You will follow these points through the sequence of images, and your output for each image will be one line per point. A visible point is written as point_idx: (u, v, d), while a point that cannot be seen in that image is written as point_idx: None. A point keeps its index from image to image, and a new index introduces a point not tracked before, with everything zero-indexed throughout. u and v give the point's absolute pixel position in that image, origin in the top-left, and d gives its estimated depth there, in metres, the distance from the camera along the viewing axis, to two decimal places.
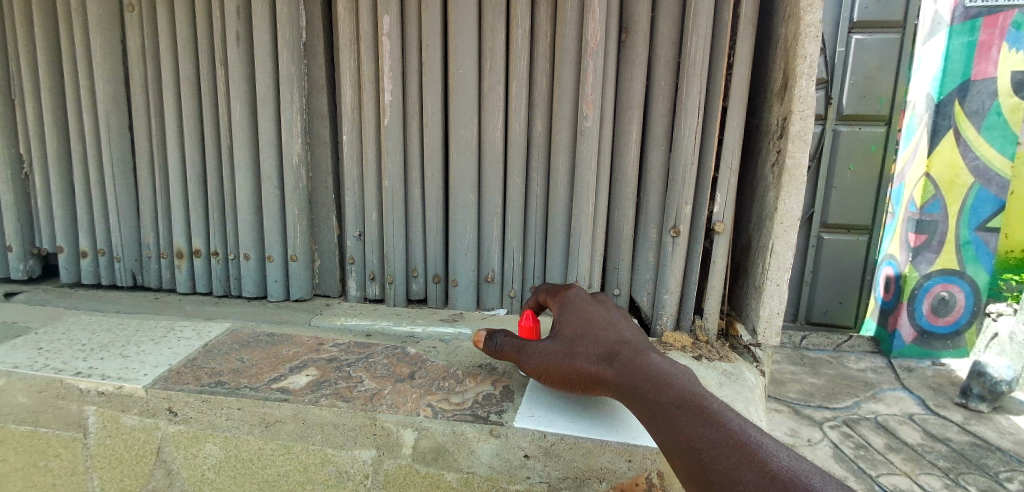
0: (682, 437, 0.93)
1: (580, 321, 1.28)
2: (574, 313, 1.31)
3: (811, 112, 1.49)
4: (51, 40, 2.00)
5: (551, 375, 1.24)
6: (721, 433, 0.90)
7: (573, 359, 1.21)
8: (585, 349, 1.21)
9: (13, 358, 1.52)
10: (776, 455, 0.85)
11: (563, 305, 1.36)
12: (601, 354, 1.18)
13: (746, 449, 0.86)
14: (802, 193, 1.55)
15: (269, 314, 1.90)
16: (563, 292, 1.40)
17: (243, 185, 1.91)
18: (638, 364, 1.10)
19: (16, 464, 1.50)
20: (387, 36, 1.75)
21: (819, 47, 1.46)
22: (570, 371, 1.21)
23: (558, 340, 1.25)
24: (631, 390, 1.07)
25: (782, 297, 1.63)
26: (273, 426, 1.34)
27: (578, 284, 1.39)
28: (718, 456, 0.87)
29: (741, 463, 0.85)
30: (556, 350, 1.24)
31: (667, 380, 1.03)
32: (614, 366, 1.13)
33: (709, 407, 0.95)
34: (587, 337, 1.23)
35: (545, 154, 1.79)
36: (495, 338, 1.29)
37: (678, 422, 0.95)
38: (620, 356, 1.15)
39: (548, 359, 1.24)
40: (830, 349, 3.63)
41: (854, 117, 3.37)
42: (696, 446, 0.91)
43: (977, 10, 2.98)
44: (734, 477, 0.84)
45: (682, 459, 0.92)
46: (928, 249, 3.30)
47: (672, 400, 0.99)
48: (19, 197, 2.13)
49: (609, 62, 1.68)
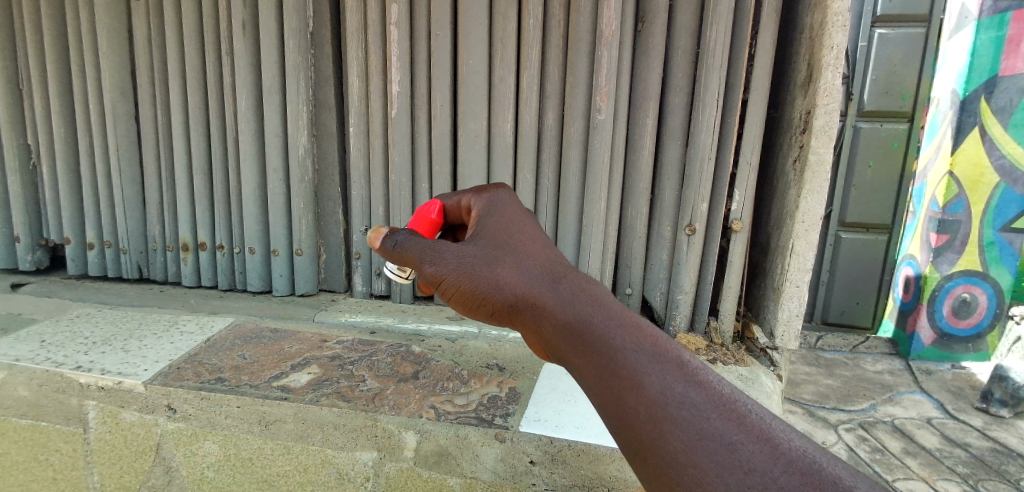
0: (653, 393, 0.72)
1: (509, 229, 1.01)
2: (504, 218, 1.04)
3: (837, 105, 1.42)
4: (58, 29, 1.98)
5: (460, 288, 0.94)
6: (706, 398, 0.72)
7: (496, 272, 0.94)
8: (516, 263, 0.95)
9: (16, 350, 1.51)
10: (779, 432, 0.68)
11: (486, 205, 1.07)
12: (539, 273, 0.93)
13: (742, 422, 0.69)
14: (825, 191, 1.48)
15: (274, 309, 1.87)
16: (487, 191, 1.11)
17: (249, 176, 1.88)
18: (596, 297, 0.88)
19: (17, 458, 1.49)
20: (396, 25, 1.70)
21: (848, 36, 1.39)
22: (489, 286, 0.93)
23: (481, 246, 0.98)
24: (586, 323, 0.83)
25: (802, 299, 1.57)
26: (273, 425, 1.30)
27: (511, 190, 1.11)
28: (703, 425, 0.68)
29: (735, 437, 0.67)
30: (477, 256, 0.96)
31: (637, 324, 0.82)
32: (559, 291, 0.89)
33: (691, 364, 0.77)
34: (520, 251, 0.97)
35: (556, 148, 1.73)
36: (396, 235, 1.01)
37: (648, 374, 0.74)
38: (567, 282, 0.91)
39: (464, 265, 0.95)
40: (847, 351, 3.49)
41: (875, 116, 3.22)
42: (672, 406, 0.71)
43: (1007, 3, 2.85)
44: (724, 454, 0.65)
45: (647, 420, 0.70)
46: (950, 250, 3.19)
47: (644, 348, 0.78)
48: (28, 188, 2.12)
49: (624, 52, 1.62)
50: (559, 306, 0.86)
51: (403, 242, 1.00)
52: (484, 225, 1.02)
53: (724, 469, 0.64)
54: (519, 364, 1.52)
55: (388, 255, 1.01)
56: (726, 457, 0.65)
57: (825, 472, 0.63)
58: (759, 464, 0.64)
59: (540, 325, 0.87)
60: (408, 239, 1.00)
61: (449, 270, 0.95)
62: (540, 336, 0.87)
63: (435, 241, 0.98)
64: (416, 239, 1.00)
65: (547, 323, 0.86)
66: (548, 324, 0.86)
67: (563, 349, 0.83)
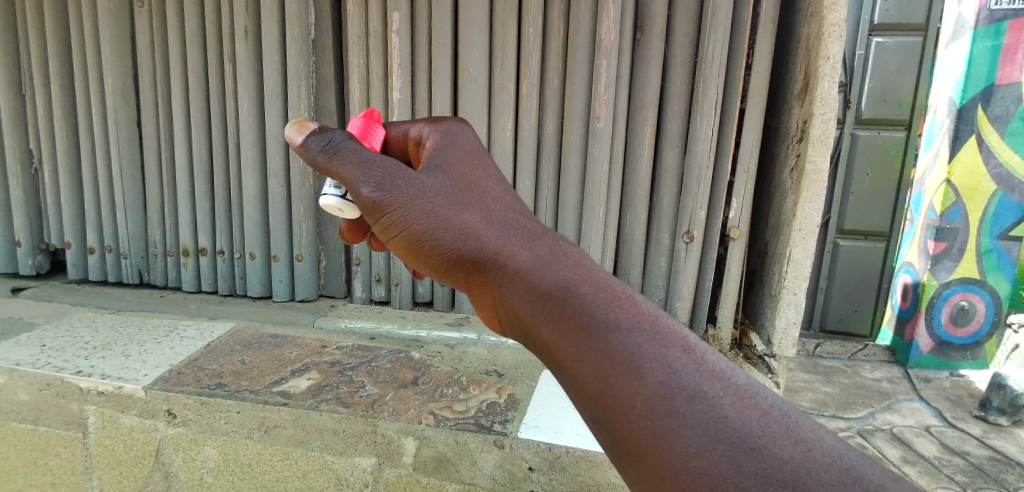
0: (653, 380, 0.60)
1: (471, 169, 0.89)
2: (462, 154, 0.91)
3: (833, 115, 1.43)
4: (61, 35, 1.99)
5: (418, 235, 0.82)
6: (716, 386, 0.60)
7: (459, 225, 0.81)
8: (482, 214, 0.83)
9: (16, 355, 1.51)
10: (804, 429, 0.56)
11: (443, 138, 0.94)
12: (509, 230, 0.80)
13: (762, 413, 0.57)
14: (821, 199, 1.50)
15: (275, 314, 1.87)
16: (443, 121, 0.98)
17: (250, 182, 1.90)
18: (576, 260, 0.75)
19: (16, 463, 1.49)
20: (397, 33, 1.72)
21: (843, 47, 1.41)
22: (456, 239, 0.81)
23: (441, 188, 0.85)
24: (573, 290, 0.70)
25: (799, 306, 1.58)
26: (273, 431, 1.31)
27: (469, 123, 0.98)
28: (716, 420, 0.56)
29: (755, 434, 0.55)
30: (437, 202, 0.83)
31: (626, 295, 0.70)
32: (533, 253, 0.76)
33: (694, 346, 0.64)
34: (487, 200, 0.85)
35: (555, 155, 1.75)
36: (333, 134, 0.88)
37: (645, 356, 0.62)
38: (541, 243, 0.78)
39: (423, 210, 0.82)
40: (844, 356, 3.47)
41: (873, 124, 3.24)
42: (678, 395, 0.59)
43: (1004, 12, 2.79)
44: (745, 455, 0.53)
45: (647, 414, 0.58)
46: (947, 257, 3.16)
47: (638, 324, 0.66)
48: (29, 192, 2.13)
49: (623, 62, 1.63)
50: (534, 269, 0.73)
51: (343, 166, 0.86)
52: (440, 160, 0.89)
53: (746, 476, 0.52)
54: (518, 370, 1.53)
55: (322, 168, 0.87)
56: (748, 458, 0.53)
57: (863, 478, 0.51)
58: (790, 468, 0.52)
59: (511, 292, 0.74)
60: (343, 149, 0.87)
61: (408, 212, 0.82)
62: (510, 304, 0.73)
63: (384, 170, 0.84)
64: (353, 148, 0.87)
65: (519, 289, 0.73)
66: (521, 291, 0.73)
67: (538, 321, 0.70)
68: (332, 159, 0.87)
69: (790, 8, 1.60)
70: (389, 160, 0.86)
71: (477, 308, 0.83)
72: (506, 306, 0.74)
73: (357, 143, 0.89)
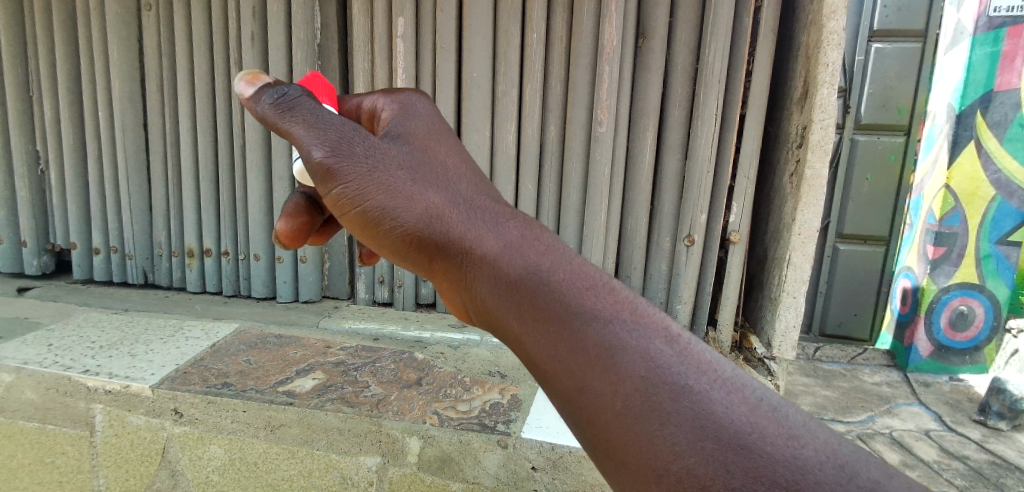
0: (635, 376, 0.53)
1: (432, 137, 0.78)
2: (424, 122, 0.81)
3: (832, 121, 1.45)
4: (69, 38, 2.01)
5: (370, 210, 0.72)
6: (705, 380, 0.52)
7: (419, 201, 0.72)
8: (443, 188, 0.73)
9: (23, 354, 1.52)
10: (795, 423, 0.50)
11: (399, 104, 0.83)
12: (474, 206, 0.71)
13: (752, 409, 0.50)
14: (821, 203, 1.51)
15: (279, 315, 1.89)
16: (400, 92, 0.85)
17: (255, 184, 1.91)
18: (546, 239, 0.66)
19: (22, 461, 1.51)
20: (402, 38, 1.74)
21: (842, 54, 1.43)
22: (412, 215, 0.71)
23: (398, 155, 0.75)
24: (542, 273, 0.61)
25: (798, 309, 1.60)
26: (278, 430, 1.32)
27: (429, 95, 0.86)
28: (703, 418, 0.50)
29: (745, 432, 0.49)
30: (394, 172, 0.73)
31: (603, 280, 0.61)
32: (498, 231, 0.67)
33: (679, 337, 0.57)
34: (449, 172, 0.75)
35: (558, 159, 1.77)
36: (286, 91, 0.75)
37: (625, 349, 0.55)
38: (508, 219, 0.69)
39: (375, 180, 0.72)
40: (845, 360, 3.26)
41: (874, 129, 3.14)
42: (663, 392, 0.52)
43: (1002, 19, 2.70)
44: (734, 456, 0.47)
45: (629, 413, 0.52)
46: (946, 262, 2.99)
47: (616, 313, 0.58)
48: (35, 193, 2.15)
49: (625, 67, 1.65)
50: (499, 249, 0.65)
51: (292, 125, 0.74)
52: (399, 127, 0.79)
53: (735, 477, 0.47)
54: (521, 371, 1.54)
55: (272, 125, 0.75)
56: (737, 458, 0.47)
57: (856, 475, 0.46)
58: (783, 469, 0.46)
59: (475, 275, 0.65)
60: (299, 105, 0.75)
61: (358, 184, 0.72)
62: (474, 291, 0.65)
63: (339, 133, 0.74)
64: (309, 105, 0.75)
65: (483, 272, 0.64)
66: (485, 274, 0.64)
67: (505, 310, 0.62)
68: (285, 117, 0.75)
69: (790, 16, 1.62)
70: (343, 122, 0.75)
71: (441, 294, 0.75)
72: (470, 291, 0.66)
73: (315, 100, 0.77)
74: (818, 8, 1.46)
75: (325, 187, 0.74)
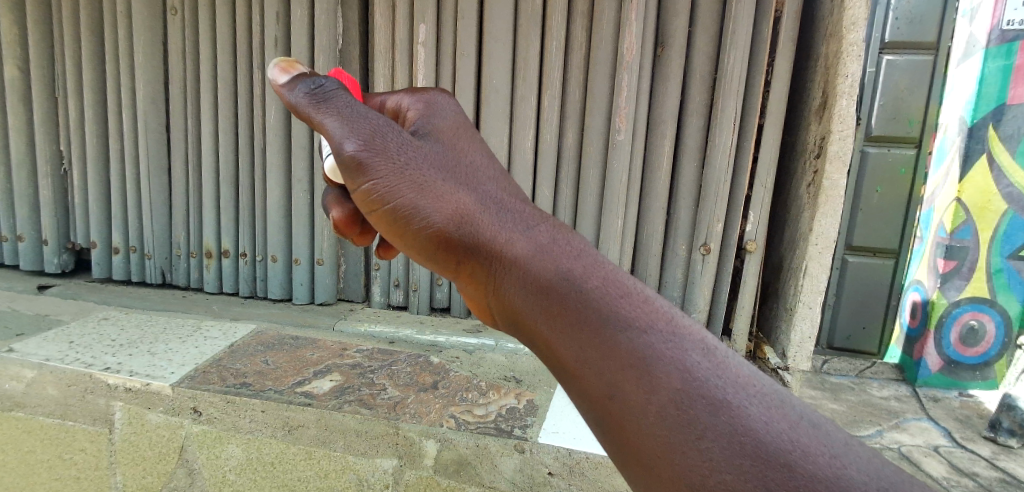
0: (670, 388, 0.52)
1: (462, 139, 0.80)
2: (451, 124, 0.83)
3: (851, 132, 1.46)
4: (95, 40, 2.05)
5: (403, 209, 0.73)
6: (743, 395, 0.51)
7: (448, 200, 0.72)
8: (473, 190, 0.73)
9: (44, 350, 1.54)
10: (834, 441, 0.49)
11: (424, 107, 0.86)
12: (505, 209, 0.72)
13: (791, 425, 0.49)
14: (839, 214, 1.52)
15: (294, 317, 1.91)
16: (423, 89, 0.90)
17: (275, 187, 1.94)
18: (577, 244, 0.66)
19: (41, 456, 1.52)
20: (423, 44, 1.77)
21: (862, 66, 1.43)
22: (444, 217, 0.71)
23: (429, 155, 0.76)
24: (575, 279, 0.61)
25: (814, 320, 1.60)
26: (296, 431, 1.33)
27: (453, 95, 0.90)
28: (741, 433, 0.48)
29: (785, 449, 0.47)
30: (425, 171, 0.74)
31: (637, 288, 0.60)
32: (529, 234, 0.67)
33: (715, 350, 0.56)
34: (479, 175, 0.76)
35: (575, 166, 1.78)
36: (318, 82, 0.80)
37: (660, 358, 0.54)
38: (538, 222, 0.70)
39: (409, 180, 0.73)
40: (853, 375, 2.28)
41: (883, 139, 2.27)
42: (699, 405, 0.51)
43: (1015, 32, 2.02)
44: (773, 473, 0.46)
45: (662, 425, 0.51)
46: (956, 276, 2.19)
47: (651, 322, 0.57)
48: (58, 192, 2.18)
49: (643, 76, 1.67)
50: (530, 252, 0.64)
51: (329, 119, 0.77)
52: (429, 128, 0.82)
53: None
54: (536, 377, 1.55)
55: (307, 117, 0.78)
56: (775, 475, 0.46)
57: None
58: (822, 487, 0.45)
59: (505, 278, 0.65)
60: (334, 99, 0.79)
61: (392, 184, 0.73)
62: (504, 293, 0.65)
63: (373, 127, 0.76)
64: (343, 99, 0.79)
65: (512, 275, 0.64)
66: (513, 276, 0.64)
67: (536, 314, 0.61)
68: (319, 107, 0.78)
69: (809, 28, 1.64)
70: (376, 116, 0.78)
71: (467, 296, 0.75)
72: (498, 293, 0.66)
73: (349, 94, 0.81)
74: (837, 20, 1.47)
75: (356, 181, 0.75)
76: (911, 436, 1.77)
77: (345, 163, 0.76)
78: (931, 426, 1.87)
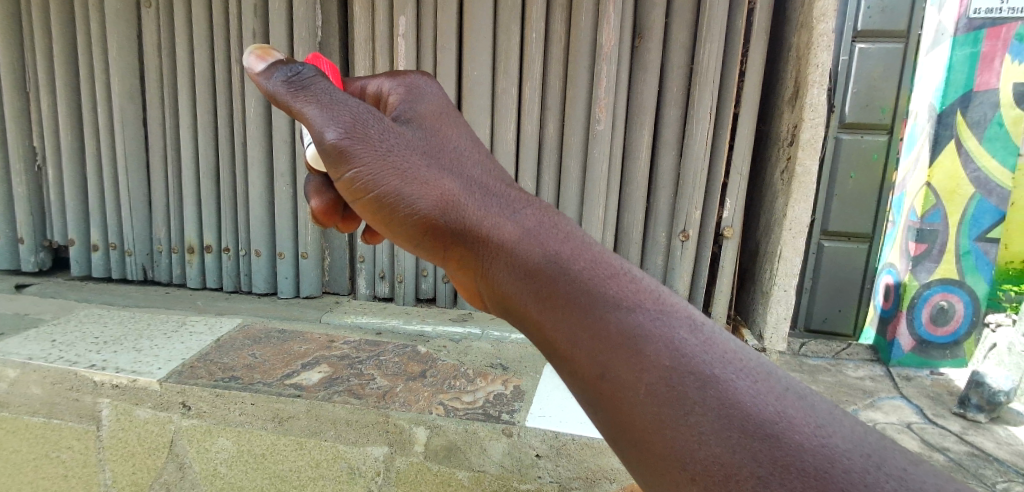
0: (660, 365, 0.55)
1: (448, 127, 0.83)
2: (434, 109, 0.86)
3: (822, 120, 1.52)
4: (67, 33, 2.01)
5: (393, 199, 0.75)
6: (730, 370, 0.54)
7: (435, 187, 0.74)
8: (461, 176, 0.75)
9: (26, 349, 1.53)
10: (820, 412, 0.52)
11: (405, 93, 0.88)
12: (493, 195, 0.74)
13: (777, 397, 0.52)
14: (811, 200, 1.57)
15: (280, 311, 1.91)
16: (403, 73, 0.93)
17: (256, 181, 1.93)
18: (565, 228, 0.69)
19: (28, 456, 1.51)
20: (403, 37, 1.77)
21: (832, 55, 1.49)
22: (432, 205, 0.73)
23: (416, 144, 0.78)
24: (562, 262, 0.64)
25: (789, 302, 1.66)
26: (286, 422, 1.34)
27: (433, 77, 0.93)
28: (728, 407, 0.51)
29: (771, 420, 0.50)
30: (413, 159, 0.77)
31: (624, 269, 0.64)
32: (516, 218, 0.70)
33: (701, 326, 0.59)
34: (466, 161, 0.78)
35: (556, 156, 1.81)
36: (296, 68, 0.81)
37: (646, 336, 0.57)
38: (525, 207, 0.72)
39: (397, 171, 0.75)
40: (832, 357, 2.20)
41: (858, 126, 2.42)
42: (687, 381, 0.54)
43: (982, 20, 2.07)
44: (761, 444, 0.49)
45: (654, 402, 0.54)
46: (927, 258, 2.28)
47: (638, 302, 0.60)
48: (32, 189, 2.14)
49: (622, 67, 1.70)
50: (519, 236, 0.67)
51: (309, 108, 0.79)
52: (412, 115, 0.84)
53: (762, 465, 0.48)
54: (522, 364, 1.58)
55: (286, 106, 0.80)
56: (763, 446, 0.49)
57: (884, 463, 0.47)
58: (808, 456, 0.48)
59: (495, 263, 0.68)
60: (312, 87, 0.80)
61: (379, 174, 0.75)
62: (494, 278, 0.67)
63: (354, 116, 0.78)
64: (322, 87, 0.81)
65: (503, 260, 0.67)
66: (503, 262, 0.67)
67: (526, 298, 0.64)
68: (297, 95, 0.80)
69: (782, 19, 1.68)
70: (358, 104, 0.79)
71: (459, 283, 0.77)
72: (488, 279, 0.68)
73: (326, 81, 0.83)
74: (808, 11, 1.51)
75: (344, 171, 0.78)
76: (885, 414, 1.78)
77: (334, 156, 0.78)
78: (904, 403, 1.89)
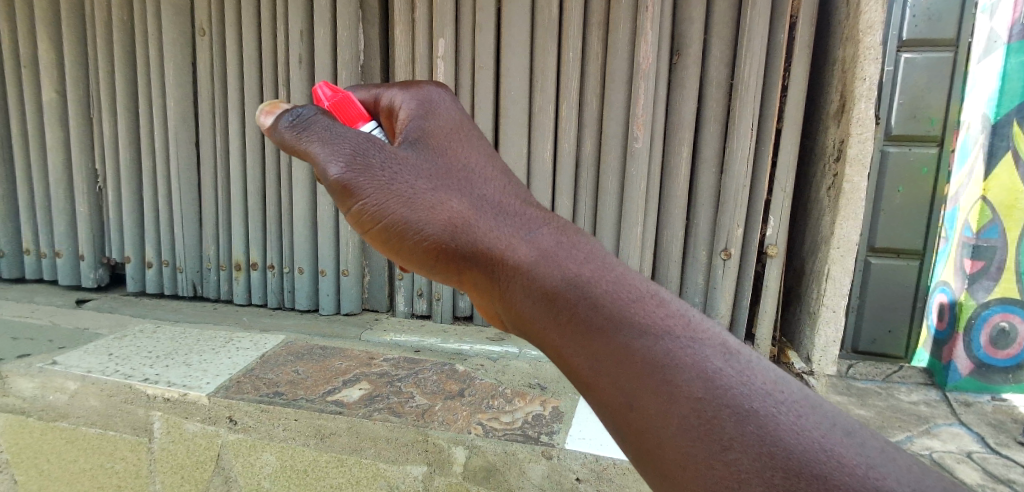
0: (692, 397, 0.52)
1: (470, 150, 0.83)
2: (455, 128, 0.85)
3: (870, 134, 1.46)
4: (127, 61, 2.13)
5: (417, 224, 0.75)
6: (770, 403, 0.51)
7: (461, 213, 0.74)
8: (486, 202, 0.75)
9: (86, 362, 1.61)
10: (870, 451, 0.48)
11: (424, 108, 0.89)
12: (519, 220, 0.73)
13: (823, 434, 0.49)
14: (860, 217, 1.51)
15: (321, 327, 1.95)
16: (419, 86, 0.93)
17: (300, 201, 1.99)
18: (585, 249, 0.67)
19: (84, 465, 1.57)
20: (442, 58, 1.81)
21: (880, 68, 1.44)
22: (458, 232, 0.73)
23: (431, 169, 0.79)
24: (583, 290, 0.61)
25: (838, 324, 1.60)
26: (328, 438, 1.36)
27: (447, 88, 0.93)
28: (772, 443, 0.48)
29: (818, 459, 0.47)
30: (428, 187, 0.77)
31: (650, 292, 0.61)
32: (541, 243, 0.68)
33: (735, 354, 0.56)
34: (493, 188, 0.78)
35: (594, 174, 1.80)
36: (300, 112, 0.84)
37: (674, 364, 0.54)
38: (543, 227, 0.71)
39: (421, 199, 0.76)
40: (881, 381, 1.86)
41: (904, 138, 2.12)
42: (723, 414, 0.51)
43: None
44: (806, 486, 0.46)
45: (686, 436, 0.51)
46: (984, 276, 1.95)
47: (666, 328, 0.57)
48: (93, 209, 2.27)
49: (661, 84, 1.69)
50: (544, 260, 0.65)
51: (314, 146, 0.81)
52: (423, 133, 0.84)
53: None
54: (561, 384, 1.57)
55: (293, 148, 0.83)
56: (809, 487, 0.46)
57: None
58: None
59: (515, 288, 0.66)
60: (314, 126, 0.82)
61: (407, 203, 0.76)
62: (517, 303, 0.65)
63: (362, 150, 0.80)
64: (324, 124, 0.83)
65: (521, 283, 0.65)
66: (522, 286, 0.65)
67: (548, 321, 0.62)
68: (304, 136, 0.83)
69: (826, 32, 1.64)
70: (367, 139, 0.81)
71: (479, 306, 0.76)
72: (511, 303, 0.67)
73: (329, 117, 0.85)
74: (853, 24, 1.47)
75: (360, 196, 0.77)
76: (943, 441, 1.50)
77: (353, 183, 0.78)
78: (963, 431, 1.57)
